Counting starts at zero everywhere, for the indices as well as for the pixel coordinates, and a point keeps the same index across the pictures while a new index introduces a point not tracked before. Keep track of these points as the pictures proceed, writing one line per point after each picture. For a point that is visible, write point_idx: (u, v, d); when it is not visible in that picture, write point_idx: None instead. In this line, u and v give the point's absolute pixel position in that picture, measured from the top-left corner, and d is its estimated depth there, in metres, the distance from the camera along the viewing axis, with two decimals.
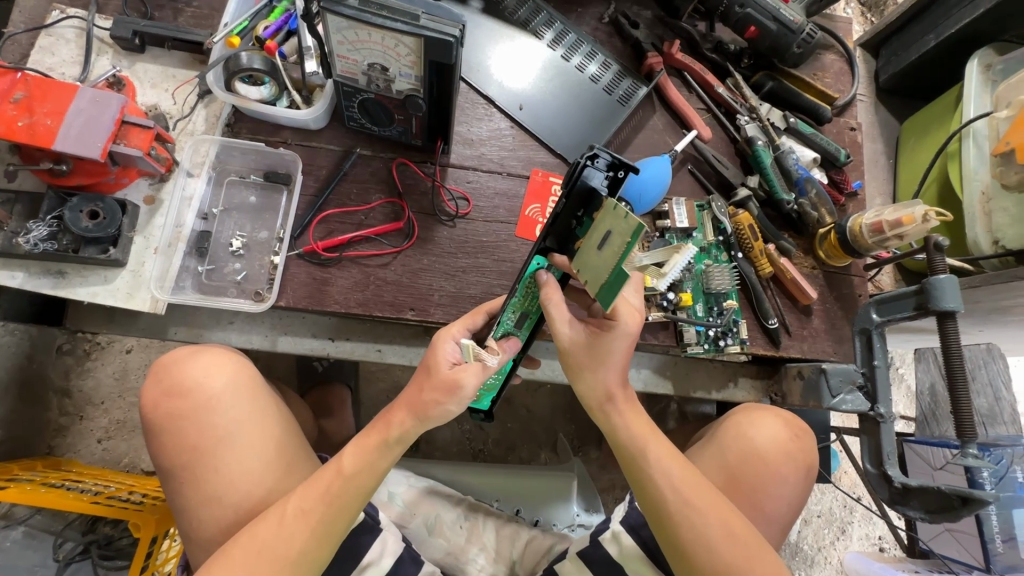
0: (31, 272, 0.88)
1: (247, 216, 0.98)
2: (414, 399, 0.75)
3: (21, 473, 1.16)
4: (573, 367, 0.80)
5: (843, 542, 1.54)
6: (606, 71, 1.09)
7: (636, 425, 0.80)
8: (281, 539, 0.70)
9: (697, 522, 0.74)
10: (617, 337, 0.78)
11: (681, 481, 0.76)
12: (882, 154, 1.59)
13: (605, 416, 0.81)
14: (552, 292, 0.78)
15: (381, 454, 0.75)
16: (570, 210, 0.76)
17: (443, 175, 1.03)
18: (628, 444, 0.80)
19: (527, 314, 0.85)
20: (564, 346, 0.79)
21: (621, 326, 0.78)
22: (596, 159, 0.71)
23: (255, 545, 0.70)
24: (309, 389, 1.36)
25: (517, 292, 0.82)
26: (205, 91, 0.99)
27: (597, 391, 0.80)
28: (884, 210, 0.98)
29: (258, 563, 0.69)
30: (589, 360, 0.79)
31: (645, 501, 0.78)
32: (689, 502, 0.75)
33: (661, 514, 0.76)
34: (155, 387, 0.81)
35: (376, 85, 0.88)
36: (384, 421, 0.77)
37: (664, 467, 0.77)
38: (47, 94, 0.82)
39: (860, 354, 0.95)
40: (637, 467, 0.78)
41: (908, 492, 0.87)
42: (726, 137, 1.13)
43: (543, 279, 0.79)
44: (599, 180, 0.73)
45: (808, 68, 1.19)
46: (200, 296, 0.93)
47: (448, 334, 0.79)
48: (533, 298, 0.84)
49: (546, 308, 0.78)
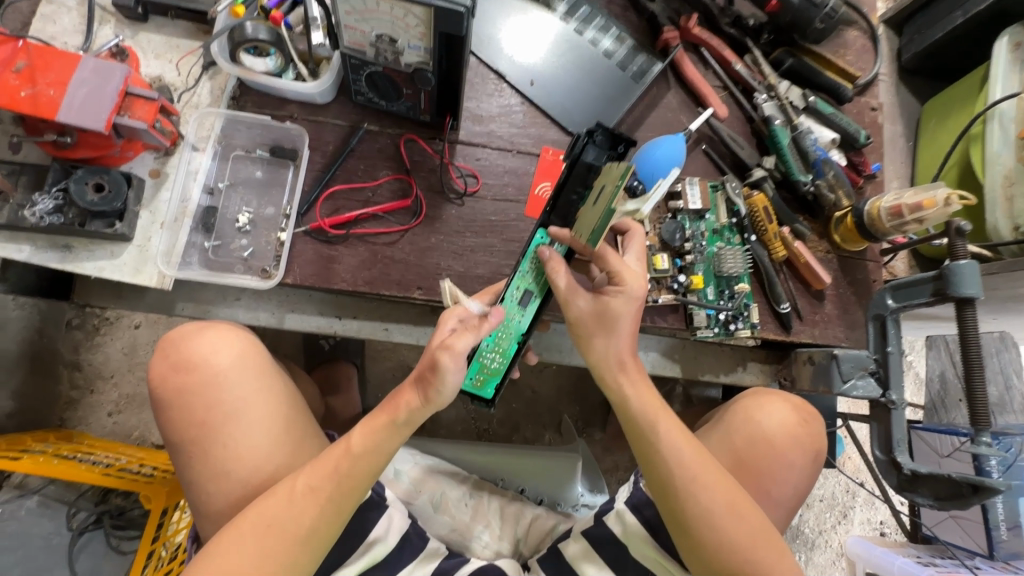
0: (38, 245, 0.87)
1: (253, 191, 0.97)
2: (420, 377, 0.75)
3: (34, 445, 1.18)
4: (582, 336, 0.81)
5: (844, 526, 1.55)
6: (621, 47, 1.06)
7: (648, 400, 0.79)
8: (288, 513, 0.71)
9: (704, 500, 0.74)
10: (623, 301, 0.79)
11: (692, 460, 0.76)
12: (901, 137, 1.55)
13: (618, 385, 0.80)
14: (557, 265, 0.81)
15: (388, 435, 0.75)
16: (573, 186, 0.82)
17: (452, 152, 1.01)
18: (638, 420, 0.79)
19: (531, 291, 0.86)
20: (572, 316, 0.81)
21: (628, 290, 0.79)
22: (596, 136, 0.77)
23: (262, 519, 0.71)
24: (316, 367, 1.37)
25: (521, 263, 0.85)
26: (210, 62, 0.97)
27: (609, 359, 0.80)
28: (904, 193, 0.95)
29: (267, 538, 0.70)
30: (599, 326, 0.80)
31: (653, 477, 0.77)
32: (698, 480, 0.75)
33: (668, 490, 0.76)
34: (163, 363, 0.81)
35: (384, 57, 0.85)
36: (393, 402, 0.76)
37: (675, 444, 0.76)
38: (49, 63, 0.80)
39: (873, 340, 0.94)
40: (647, 444, 0.78)
41: (916, 480, 0.86)
42: (742, 116, 1.10)
43: (546, 255, 0.82)
44: (599, 156, 0.79)
45: (829, 45, 1.15)
46: (207, 272, 0.93)
47: (453, 313, 0.79)
48: (539, 274, 0.86)
49: (551, 278, 0.81)
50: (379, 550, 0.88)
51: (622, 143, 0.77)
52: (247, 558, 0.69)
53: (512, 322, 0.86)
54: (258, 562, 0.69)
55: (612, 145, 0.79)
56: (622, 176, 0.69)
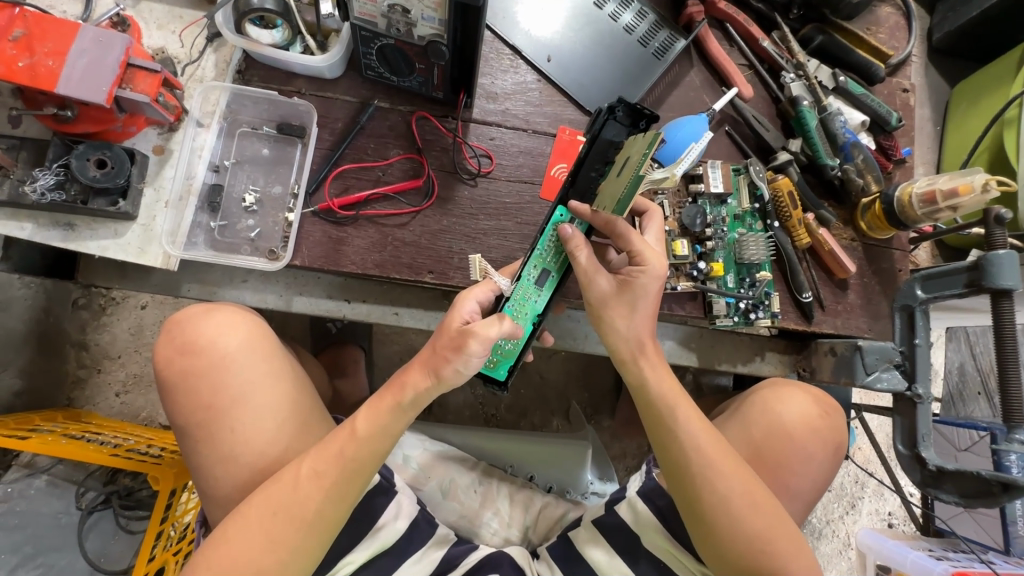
0: (40, 223, 0.85)
1: (260, 169, 0.94)
2: (429, 356, 0.72)
3: (42, 424, 1.17)
4: (603, 318, 0.78)
5: (853, 517, 1.54)
6: (642, 21, 1.01)
7: (667, 386, 0.77)
8: (294, 497, 0.69)
9: (721, 488, 0.72)
10: (644, 281, 0.77)
11: (710, 447, 0.74)
12: (928, 121, 1.50)
13: (636, 369, 0.78)
14: (579, 244, 0.77)
15: (394, 417, 0.73)
16: (593, 161, 0.79)
17: (465, 131, 0.97)
18: (655, 404, 0.76)
19: (548, 269, 0.84)
20: (594, 297, 0.78)
21: (650, 269, 0.76)
22: (616, 111, 0.73)
23: (267, 503, 0.69)
24: (323, 350, 1.35)
25: (540, 240, 0.82)
26: (214, 33, 0.93)
27: (627, 342, 0.78)
28: (939, 178, 0.90)
29: (272, 523, 0.69)
30: (621, 306, 0.77)
31: (669, 463, 0.76)
32: (715, 467, 0.73)
33: (684, 476, 0.74)
34: (168, 347, 0.79)
35: (397, 29, 0.81)
36: (398, 381, 0.74)
37: (693, 430, 0.74)
38: (47, 32, 0.77)
39: (900, 332, 0.92)
40: (664, 429, 0.76)
41: (941, 475, 0.85)
42: (768, 96, 1.05)
43: (567, 234, 0.78)
44: (621, 128, 0.75)
45: (861, 21, 1.09)
46: (214, 253, 0.90)
47: (470, 294, 0.76)
48: (557, 253, 0.84)
49: (575, 259, 0.77)
50: (388, 536, 0.87)
51: (645, 117, 0.73)
52: (252, 543, 0.68)
53: (528, 301, 0.84)
54: (263, 546, 0.68)
55: (633, 119, 0.75)
56: (649, 145, 0.66)
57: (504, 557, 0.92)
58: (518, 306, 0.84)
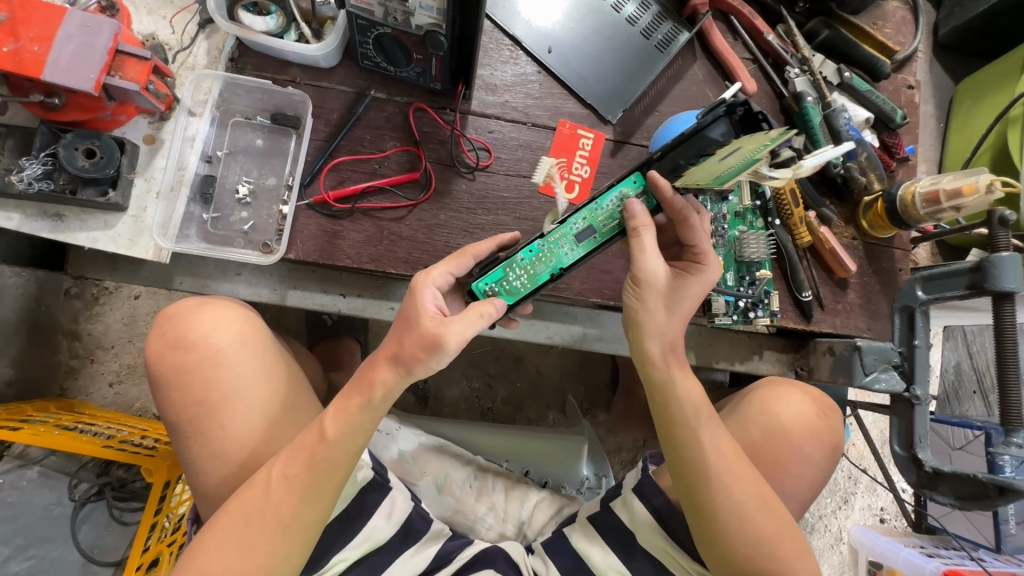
0: (28, 214, 0.83)
1: (253, 160, 0.92)
2: (395, 352, 0.71)
3: (34, 415, 1.16)
4: (642, 303, 0.77)
5: (845, 512, 1.54)
6: (646, 13, 0.99)
7: (687, 386, 0.77)
8: (269, 503, 0.69)
9: (736, 491, 0.73)
10: (699, 279, 0.79)
11: (724, 449, 0.74)
12: (932, 118, 1.49)
13: (656, 368, 0.77)
14: (645, 224, 0.76)
15: (363, 415, 0.71)
16: (686, 150, 0.77)
17: (463, 123, 0.95)
18: (671, 405, 0.76)
19: (594, 229, 0.81)
20: (645, 276, 0.76)
21: (708, 271, 0.80)
22: (733, 111, 0.72)
23: (243, 507, 0.69)
24: (318, 343, 1.33)
25: (603, 196, 0.80)
26: (206, 20, 0.90)
27: (662, 338, 0.77)
28: (942, 178, 0.89)
29: (248, 527, 0.68)
30: (665, 298, 0.77)
31: (681, 465, 0.75)
32: (731, 470, 0.73)
33: (698, 478, 0.73)
34: (160, 340, 0.78)
35: (394, 18, 0.79)
36: (365, 379, 0.72)
37: (712, 432, 0.75)
38: (33, 16, 0.75)
39: (900, 332, 0.92)
40: (681, 429, 0.75)
41: (939, 477, 0.85)
42: (772, 92, 1.03)
43: (633, 211, 0.76)
44: (725, 135, 0.73)
45: (868, 16, 1.07)
46: (206, 246, 0.89)
47: (429, 280, 0.74)
48: (610, 219, 0.81)
49: (639, 239, 0.76)
50: (382, 533, 0.87)
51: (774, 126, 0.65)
52: (229, 546, 0.68)
53: (561, 250, 0.80)
54: (240, 549, 0.68)
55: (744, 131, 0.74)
56: (772, 141, 0.64)
57: (498, 552, 0.92)
58: (547, 250, 0.80)
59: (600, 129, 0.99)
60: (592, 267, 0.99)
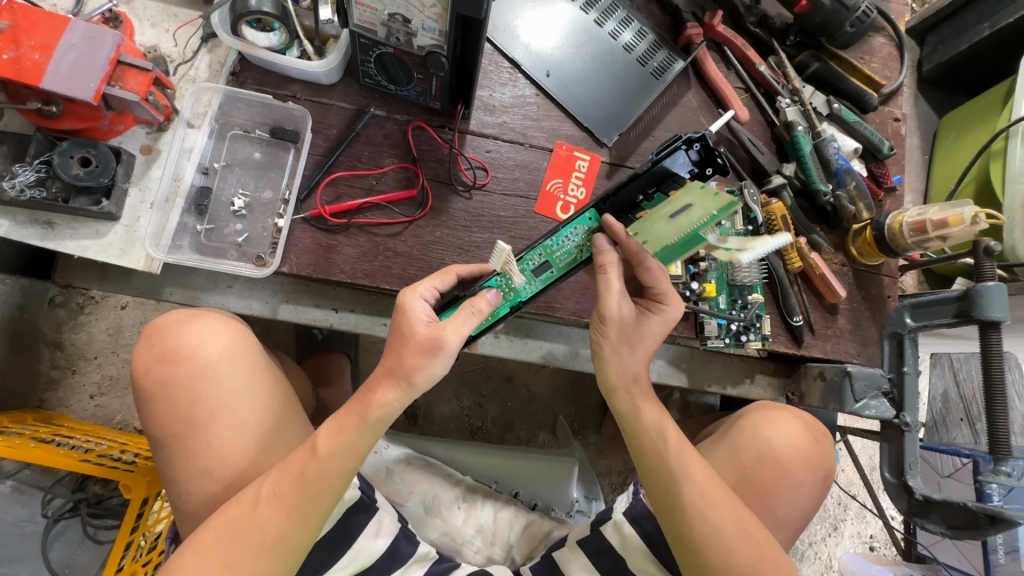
0: (18, 220, 0.82)
1: (251, 173, 0.92)
2: (392, 365, 0.70)
3: (11, 426, 1.13)
4: (609, 341, 0.76)
5: (835, 540, 1.53)
6: (642, 41, 1.02)
7: (660, 419, 0.78)
8: (252, 524, 0.67)
9: (712, 518, 0.71)
10: (660, 320, 0.77)
11: (702, 477, 0.74)
12: (917, 149, 1.54)
13: (630, 399, 0.78)
14: (609, 264, 0.73)
15: (360, 432, 0.70)
16: (643, 183, 0.71)
17: (461, 142, 0.96)
18: (648, 435, 0.77)
19: (551, 263, 0.79)
20: (609, 317, 0.75)
21: (668, 311, 0.77)
22: (691, 146, 0.66)
23: (223, 527, 0.67)
24: (307, 357, 1.32)
25: (558, 235, 0.76)
26: (210, 34, 0.91)
27: (624, 375, 0.77)
28: (929, 208, 0.91)
29: (227, 551, 0.66)
30: (631, 337, 0.76)
31: (658, 493, 0.75)
32: (708, 496, 0.72)
33: (675, 505, 0.73)
34: (148, 352, 0.77)
35: (396, 38, 0.81)
36: (365, 398, 0.71)
37: (686, 461, 0.74)
38: (34, 25, 0.75)
39: (889, 359, 0.93)
40: (654, 458, 0.75)
41: (929, 505, 0.85)
42: (763, 120, 1.06)
43: (600, 247, 0.73)
44: (684, 167, 0.69)
45: (856, 50, 1.10)
46: (199, 257, 0.88)
47: (415, 292, 0.73)
48: (568, 254, 0.79)
49: (605, 276, 0.74)
50: (366, 556, 0.84)
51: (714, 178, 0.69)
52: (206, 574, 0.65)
53: (517, 286, 0.79)
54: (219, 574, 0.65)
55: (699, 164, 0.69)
56: (719, 210, 0.66)
57: None
58: (504, 285, 0.79)
59: (595, 152, 1.01)
60: (587, 286, 0.99)
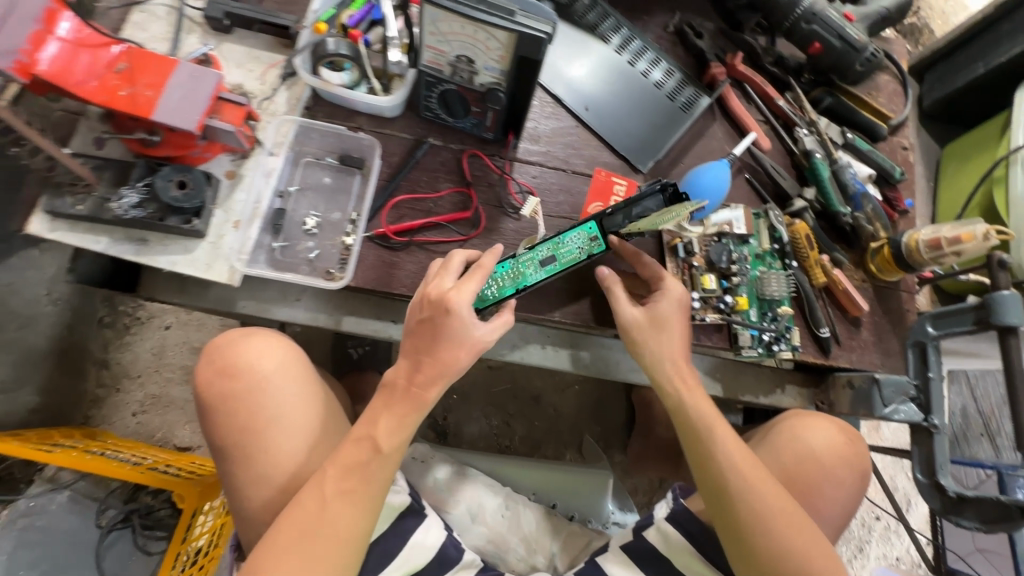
0: (114, 238, 0.90)
1: (322, 196, 1.01)
2: (446, 366, 0.77)
3: (63, 440, 1.19)
4: (634, 338, 0.90)
5: (861, 560, 1.54)
6: (670, 79, 1.12)
7: (708, 414, 0.85)
8: (324, 517, 0.72)
9: (756, 496, 0.77)
10: (666, 302, 0.91)
11: (745, 460, 0.80)
12: (922, 177, 1.64)
13: (675, 393, 0.87)
14: (613, 284, 0.92)
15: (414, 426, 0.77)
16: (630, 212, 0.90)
17: (511, 168, 1.06)
18: (695, 424, 0.84)
19: (556, 258, 0.94)
20: (627, 322, 0.90)
21: (669, 292, 0.91)
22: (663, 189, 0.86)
23: (294, 526, 0.71)
24: (345, 375, 1.38)
25: (565, 234, 0.93)
26: (289, 74, 1.01)
27: (661, 362, 0.89)
28: (941, 227, 0.99)
29: (306, 542, 0.71)
30: (655, 327, 0.90)
31: (704, 475, 0.81)
32: (750, 477, 0.78)
33: (720, 485, 0.79)
34: (210, 367, 0.83)
35: (460, 76, 0.91)
36: (415, 395, 0.77)
37: (731, 447, 0.81)
38: (148, 65, 0.85)
39: (913, 366, 1.00)
40: (700, 444, 0.82)
41: (962, 503, 0.90)
42: (783, 149, 1.15)
43: (602, 274, 0.93)
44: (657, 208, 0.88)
45: (864, 87, 1.20)
46: (274, 270, 0.96)
47: (463, 298, 0.76)
48: (570, 250, 0.94)
49: (613, 293, 0.92)
50: (419, 558, 0.89)
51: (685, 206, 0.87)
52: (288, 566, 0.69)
53: (526, 271, 0.94)
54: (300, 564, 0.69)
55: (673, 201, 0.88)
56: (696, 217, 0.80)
57: None
58: (516, 268, 0.94)
59: (631, 177, 1.10)
60: None
